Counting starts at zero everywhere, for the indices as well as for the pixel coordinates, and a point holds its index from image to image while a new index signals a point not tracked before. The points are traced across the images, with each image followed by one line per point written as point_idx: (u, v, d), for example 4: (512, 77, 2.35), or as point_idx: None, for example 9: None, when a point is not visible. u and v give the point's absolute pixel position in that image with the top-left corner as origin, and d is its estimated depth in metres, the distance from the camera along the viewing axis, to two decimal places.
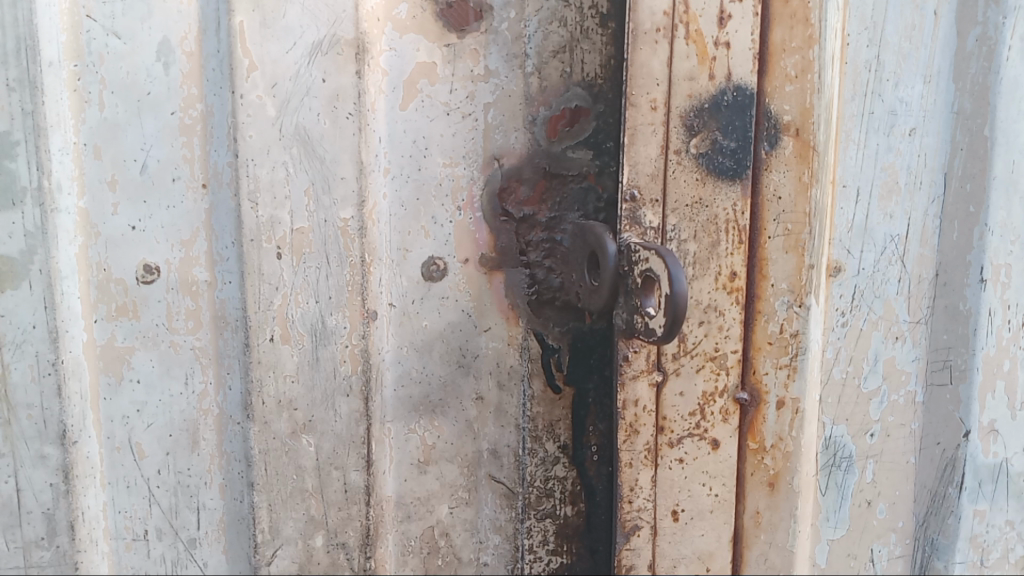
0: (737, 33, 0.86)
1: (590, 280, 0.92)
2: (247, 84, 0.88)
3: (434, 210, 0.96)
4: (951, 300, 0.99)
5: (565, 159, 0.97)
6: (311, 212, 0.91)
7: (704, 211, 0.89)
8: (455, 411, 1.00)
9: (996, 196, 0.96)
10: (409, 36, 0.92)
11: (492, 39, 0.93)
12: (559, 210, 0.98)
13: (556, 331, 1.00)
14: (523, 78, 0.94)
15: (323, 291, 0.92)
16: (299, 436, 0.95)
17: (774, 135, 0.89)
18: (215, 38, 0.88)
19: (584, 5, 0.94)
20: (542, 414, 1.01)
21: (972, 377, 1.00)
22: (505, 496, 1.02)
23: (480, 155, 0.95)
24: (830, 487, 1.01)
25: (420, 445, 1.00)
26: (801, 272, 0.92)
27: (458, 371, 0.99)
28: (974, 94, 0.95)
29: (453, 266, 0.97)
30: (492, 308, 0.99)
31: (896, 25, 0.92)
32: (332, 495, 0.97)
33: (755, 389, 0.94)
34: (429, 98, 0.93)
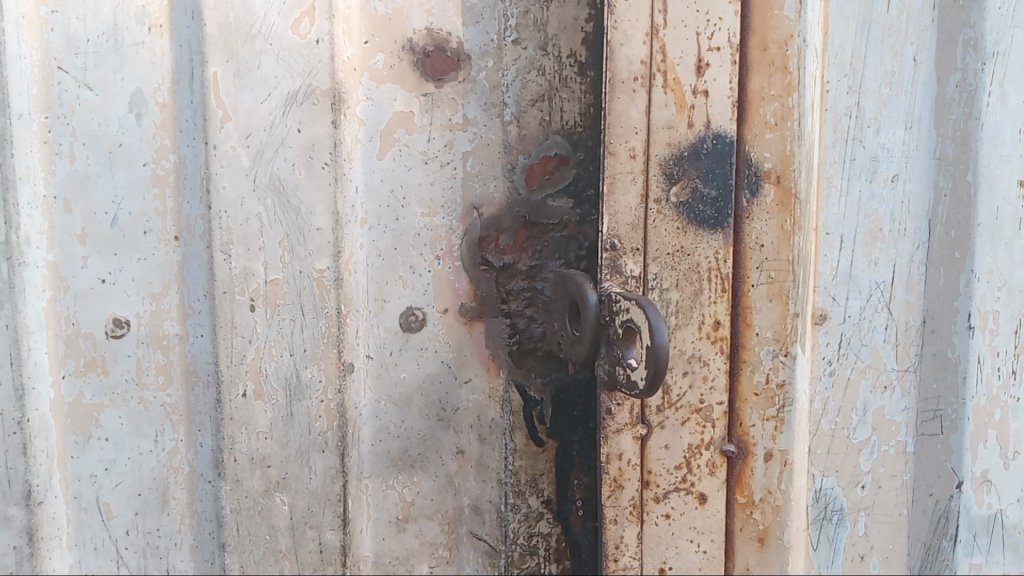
0: (716, 82, 0.86)
1: (572, 331, 0.90)
2: (220, 135, 0.87)
3: (412, 260, 0.94)
4: (940, 347, 0.97)
5: (545, 208, 0.96)
6: (285, 263, 0.90)
7: (686, 259, 0.88)
8: (435, 465, 0.97)
9: (981, 242, 0.96)
10: (386, 86, 0.91)
11: (470, 88, 0.92)
12: (539, 258, 0.96)
13: (538, 382, 0.97)
14: (501, 127, 0.94)
15: (297, 343, 0.91)
16: (273, 494, 0.93)
17: (755, 182, 0.88)
18: (189, 89, 0.88)
19: (563, 54, 0.93)
20: (524, 468, 0.98)
21: (963, 426, 0.98)
22: (487, 554, 1.00)
23: (459, 204, 0.94)
24: (822, 541, 0.99)
25: (398, 502, 0.97)
26: (786, 320, 0.90)
27: (438, 425, 0.97)
28: (956, 140, 0.94)
29: (432, 317, 0.95)
30: (472, 359, 0.97)
31: (875, 72, 0.92)
32: (307, 556, 0.94)
33: (742, 441, 0.91)
34: (406, 147, 0.92)
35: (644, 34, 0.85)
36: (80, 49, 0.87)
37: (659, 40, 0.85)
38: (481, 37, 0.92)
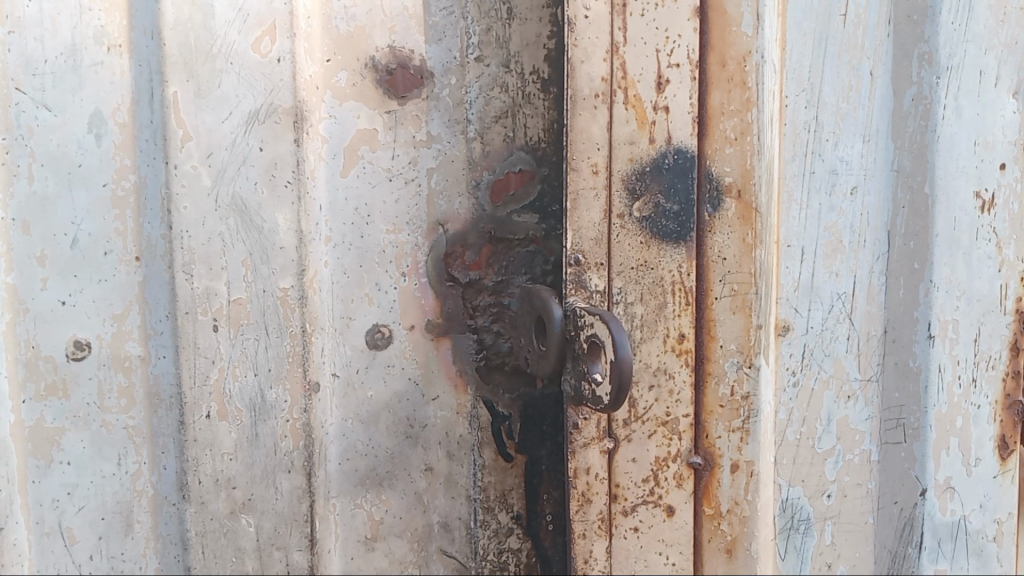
0: (676, 98, 0.87)
1: (538, 346, 0.90)
2: (181, 155, 0.87)
3: (378, 277, 0.94)
4: (902, 356, 0.98)
5: (510, 223, 0.96)
6: (249, 282, 0.89)
7: (649, 273, 0.89)
8: (403, 483, 0.97)
9: (939, 253, 0.97)
10: (349, 104, 0.91)
11: (433, 105, 0.93)
12: (506, 273, 0.96)
13: (506, 398, 0.98)
14: (465, 143, 0.94)
15: (262, 363, 0.90)
16: (238, 515, 0.92)
17: (717, 197, 0.89)
18: (149, 109, 0.87)
19: (526, 70, 0.94)
20: (493, 483, 0.98)
21: (925, 434, 1.00)
22: (457, 571, 1.00)
23: (424, 221, 0.94)
24: (789, 551, 0.99)
25: (367, 520, 0.97)
26: (750, 332, 0.90)
27: (406, 442, 0.96)
28: (913, 152, 0.96)
29: (399, 334, 0.95)
30: (440, 376, 0.97)
31: (832, 86, 0.93)
32: None
33: (709, 453, 0.92)
34: (371, 164, 0.92)
35: (604, 51, 0.86)
36: (38, 69, 0.86)
37: (619, 57, 0.86)
38: (444, 54, 0.92)
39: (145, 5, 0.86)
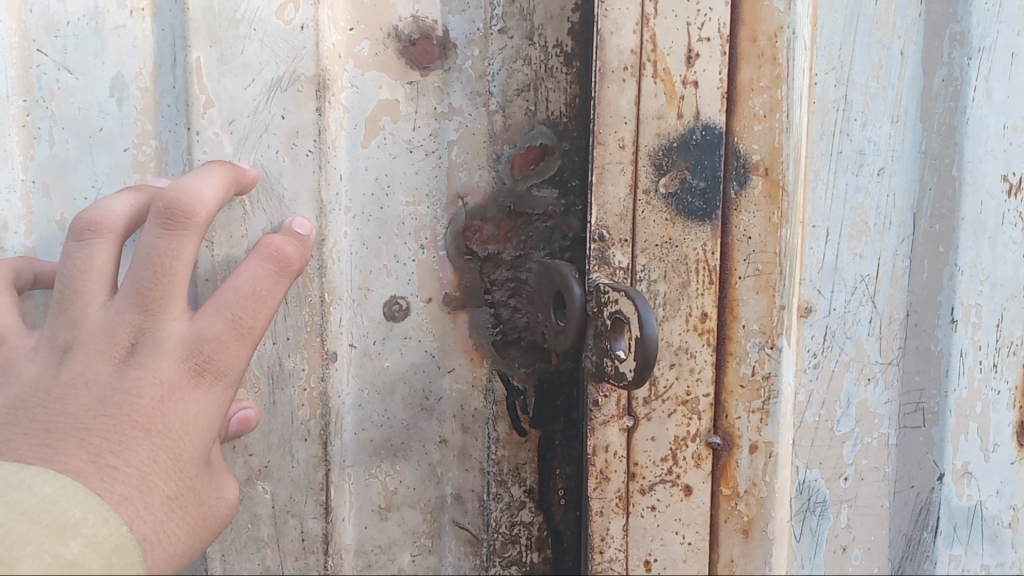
0: (706, 72, 0.86)
1: (556, 321, 0.89)
2: (203, 121, 0.85)
3: (397, 249, 0.93)
4: (923, 340, 0.97)
5: (530, 198, 0.95)
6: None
7: (673, 251, 0.88)
8: (417, 454, 0.97)
9: (964, 236, 0.96)
10: (370, 73, 0.90)
11: (455, 76, 0.92)
12: (524, 248, 0.95)
13: (521, 372, 0.97)
14: (487, 116, 0.93)
15: (280, 331, 0.90)
16: (255, 482, 0.92)
17: (743, 174, 0.88)
18: (170, 75, 0.87)
19: (551, 44, 0.92)
20: (507, 457, 0.97)
21: (945, 418, 0.98)
22: (469, 543, 1.00)
23: (443, 192, 0.93)
24: (804, 533, 0.99)
25: (381, 490, 0.97)
26: (773, 313, 0.90)
27: (420, 413, 0.97)
28: (942, 134, 0.94)
29: (416, 306, 0.95)
30: (456, 348, 0.96)
31: (863, 65, 0.92)
32: (288, 544, 0.94)
33: (728, 433, 0.91)
34: (392, 135, 0.91)
35: (634, 23, 0.84)
36: (60, 32, 0.85)
37: (649, 30, 0.85)
38: (467, 25, 0.91)
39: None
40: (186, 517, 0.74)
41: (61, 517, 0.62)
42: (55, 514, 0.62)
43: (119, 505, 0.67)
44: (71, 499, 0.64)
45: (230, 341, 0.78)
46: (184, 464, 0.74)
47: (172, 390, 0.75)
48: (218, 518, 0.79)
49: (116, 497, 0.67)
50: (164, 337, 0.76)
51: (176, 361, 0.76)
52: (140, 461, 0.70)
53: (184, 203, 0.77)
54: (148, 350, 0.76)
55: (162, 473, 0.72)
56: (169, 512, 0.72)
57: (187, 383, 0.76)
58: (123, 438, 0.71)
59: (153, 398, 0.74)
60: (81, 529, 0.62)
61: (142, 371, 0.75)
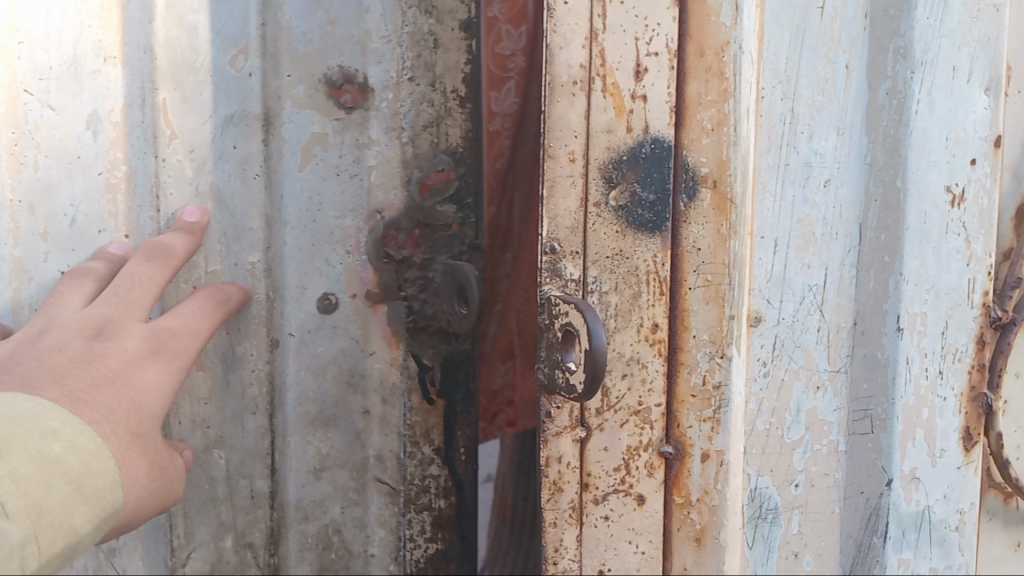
0: (654, 87, 0.87)
1: (459, 308, 1.05)
2: (168, 149, 0.98)
3: (327, 254, 1.03)
4: (870, 348, 0.99)
5: (435, 213, 1.04)
6: (222, 256, 1.01)
7: (624, 262, 0.89)
8: (345, 422, 1.07)
9: (909, 246, 0.97)
10: (302, 112, 1.00)
11: (373, 114, 1.01)
12: (431, 252, 1.05)
13: (429, 352, 1.06)
14: (399, 146, 1.02)
15: (232, 322, 1.02)
16: (211, 450, 1.05)
17: (692, 187, 0.89)
18: (140, 111, 0.97)
19: (452, 88, 1.02)
20: (419, 422, 1.07)
21: (892, 425, 1.00)
22: (388, 494, 1.09)
23: (363, 207, 1.03)
24: (757, 540, 1.00)
25: (315, 454, 1.07)
26: (722, 323, 0.91)
27: (348, 388, 1.06)
28: (886, 146, 0.96)
29: (344, 301, 1.04)
30: (376, 335, 1.05)
31: (809, 79, 0.93)
32: (240, 501, 1.07)
33: (680, 442, 0.92)
34: (322, 161, 1.01)
35: (583, 38, 0.85)
36: (44, 74, 0.94)
37: (598, 44, 0.85)
38: (383, 74, 1.01)
39: (138, 19, 0.95)
40: (147, 460, 0.83)
41: (41, 424, 0.73)
42: (36, 422, 0.73)
43: (93, 424, 0.77)
44: (50, 413, 0.75)
45: (183, 333, 0.91)
46: (146, 412, 0.84)
47: (135, 359, 0.86)
48: (172, 488, 0.87)
49: (90, 417, 0.77)
50: (124, 329, 0.87)
51: (138, 338, 0.87)
52: (108, 402, 0.80)
53: (160, 243, 0.94)
54: (114, 331, 0.87)
55: (127, 412, 0.82)
56: (134, 447, 0.81)
57: (147, 356, 0.87)
58: (94, 383, 0.81)
59: (116, 364, 0.84)
60: (60, 436, 0.73)
61: (109, 343, 0.86)
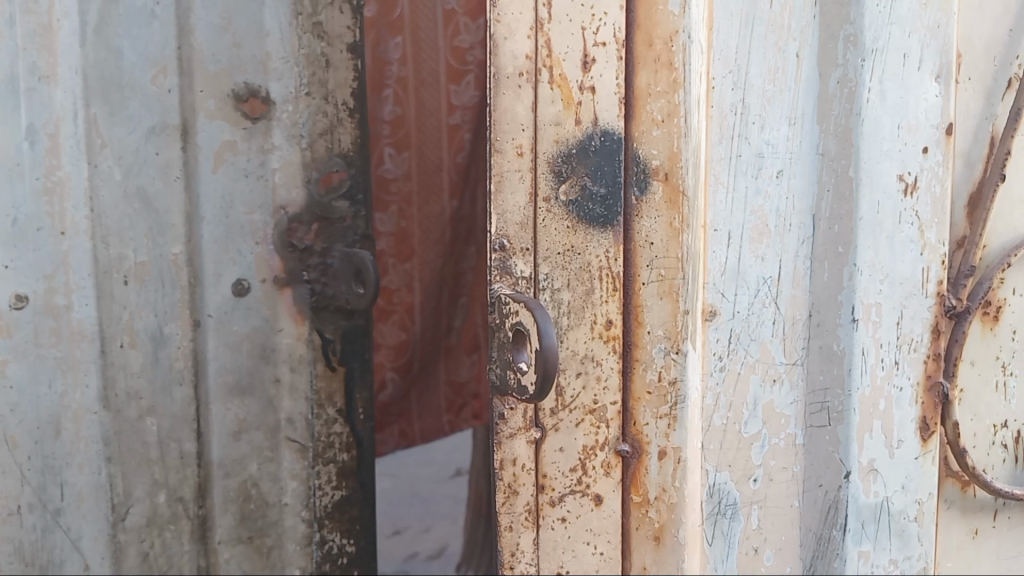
0: (602, 78, 0.85)
1: (357, 289, 1.24)
2: (100, 156, 1.08)
3: (239, 245, 1.19)
4: (826, 340, 0.98)
5: (331, 208, 1.23)
6: (148, 249, 1.13)
7: (576, 258, 0.87)
8: (259, 392, 1.23)
9: (863, 236, 0.96)
10: (213, 122, 1.15)
11: (275, 125, 1.19)
12: (328, 242, 1.24)
13: (330, 328, 1.26)
14: (300, 151, 1.21)
15: (160, 307, 1.14)
16: (144, 418, 1.15)
17: (643, 180, 0.88)
18: (73, 124, 1.06)
19: (340, 103, 1.22)
20: (323, 387, 1.26)
21: (850, 417, 0.99)
22: (299, 451, 1.27)
23: (269, 203, 1.20)
24: (717, 536, 0.99)
25: (234, 419, 1.22)
26: (676, 317, 0.89)
27: (261, 361, 1.23)
28: (838, 136, 0.95)
29: (256, 284, 1.21)
30: (285, 314, 1.23)
31: (759, 68, 0.92)
32: (171, 460, 1.18)
33: (636, 440, 0.91)
34: (233, 163, 1.17)
35: (528, 28, 0.83)
36: None
37: (544, 34, 0.83)
38: (283, 89, 1.19)
39: (70, 45, 1.05)
40: None
41: None
42: None
43: None
44: None
45: None
46: None
47: None
48: None
49: None
50: None
51: None
52: None
53: None
54: None
55: None
56: None
57: None
58: None
59: None
60: None
61: None
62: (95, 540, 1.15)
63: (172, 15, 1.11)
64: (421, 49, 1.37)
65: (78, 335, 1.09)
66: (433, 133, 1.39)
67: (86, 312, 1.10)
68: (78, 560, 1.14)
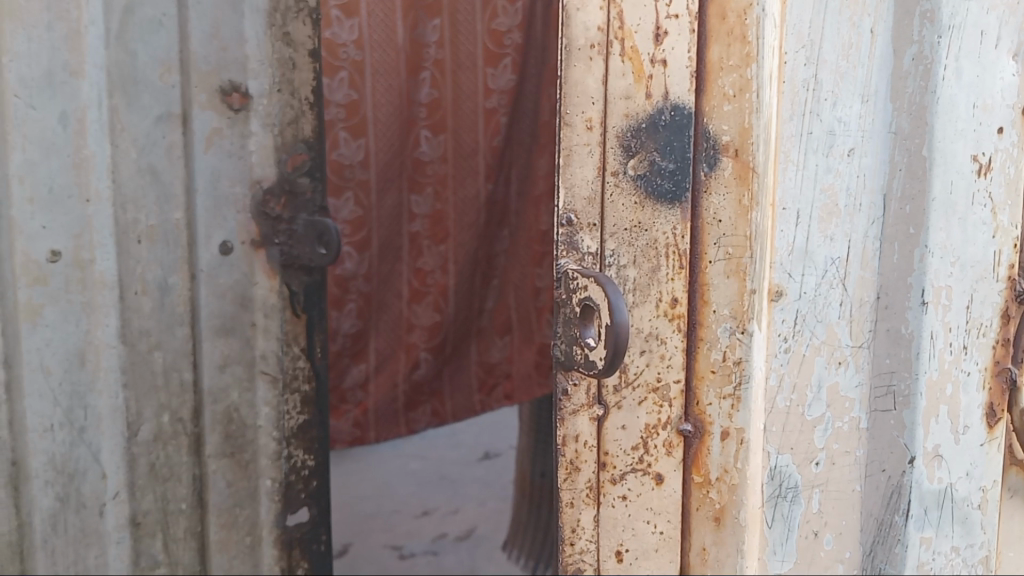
0: (674, 51, 0.83)
1: (323, 253, 1.22)
2: (133, 121, 1.09)
3: (225, 214, 1.18)
4: (894, 323, 0.96)
5: (297, 184, 1.22)
6: (156, 214, 1.12)
7: (643, 235, 0.86)
8: (240, 331, 1.21)
9: (936, 217, 0.95)
10: (204, 114, 1.14)
11: (251, 115, 1.17)
12: (293, 210, 1.22)
13: (298, 283, 1.24)
14: (273, 136, 1.19)
15: (167, 264, 1.14)
16: (152, 351, 1.15)
17: (713, 156, 0.86)
18: (98, 112, 1.07)
19: (305, 97, 1.21)
20: (292, 331, 1.25)
21: (916, 401, 0.98)
22: (272, 382, 1.25)
23: (247, 179, 1.19)
24: (777, 519, 0.98)
25: (220, 355, 1.20)
26: (743, 296, 0.88)
27: (240, 307, 1.21)
28: (912, 114, 0.93)
29: (237, 249, 1.19)
30: (261, 271, 1.22)
31: (833, 43, 0.89)
32: (173, 386, 1.17)
33: (699, 420, 0.90)
34: (223, 146, 1.16)
35: None
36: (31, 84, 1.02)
37: (616, 6, 0.82)
38: (261, 83, 1.17)
39: (95, 46, 1.05)
40: None
41: None
42: None
43: None
44: None
45: None
46: None
47: None
48: None
49: None
50: None
51: None
52: None
53: None
54: None
55: None
56: None
57: None
58: None
59: None
60: None
61: None
62: (113, 451, 1.14)
63: (177, 24, 1.10)
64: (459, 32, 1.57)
65: (99, 283, 1.09)
66: (470, 115, 1.63)
67: (108, 264, 1.10)
68: (98, 470, 1.13)
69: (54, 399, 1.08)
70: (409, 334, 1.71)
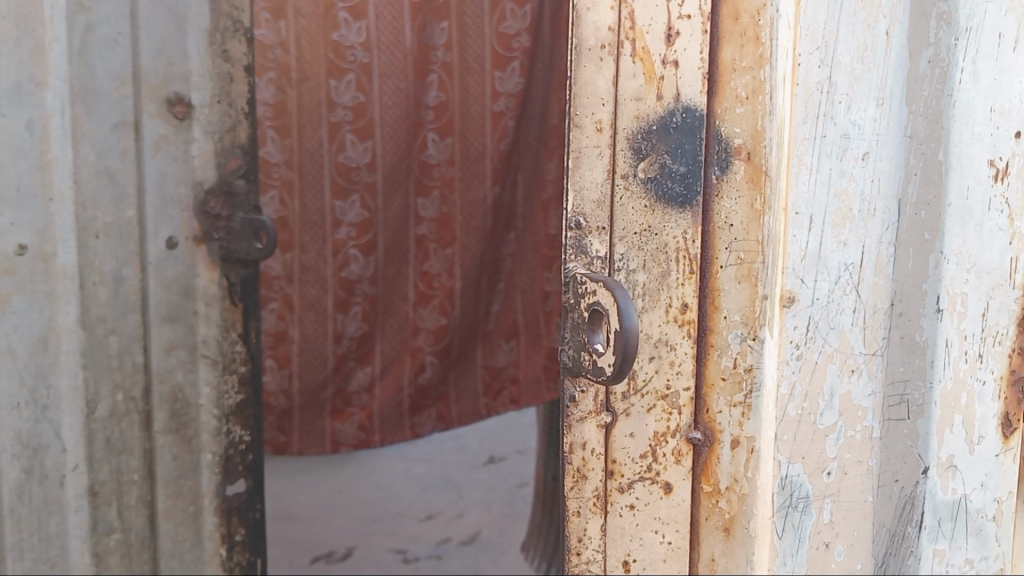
0: (686, 51, 0.82)
1: (259, 246, 1.31)
2: (97, 121, 1.17)
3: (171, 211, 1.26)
4: (908, 331, 0.94)
5: (233, 184, 1.29)
6: (112, 211, 1.20)
7: (653, 239, 0.85)
8: (186, 321, 1.29)
9: (951, 224, 0.93)
10: (153, 122, 1.22)
11: (194, 123, 1.26)
12: (231, 208, 1.30)
13: (237, 273, 1.32)
14: (212, 142, 1.28)
15: (123, 258, 1.22)
16: (109, 335, 1.22)
17: (724, 159, 0.84)
18: (60, 120, 1.13)
19: (242, 109, 1.29)
20: (233, 317, 1.33)
21: (930, 411, 0.96)
22: (212, 364, 1.32)
23: (189, 181, 1.27)
24: (787, 529, 0.96)
25: (165, 342, 1.27)
26: (754, 303, 0.86)
27: (183, 297, 1.28)
28: (928, 118, 0.91)
29: (183, 244, 1.28)
30: (202, 264, 1.29)
31: (847, 45, 0.87)
32: (128, 364, 1.24)
33: (709, 428, 0.88)
34: (171, 148, 1.24)
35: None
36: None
37: (628, 6, 0.80)
38: (205, 97, 1.26)
39: (59, 61, 1.12)
40: None
41: None
42: None
43: None
44: None
45: None
46: None
47: None
48: None
49: None
50: None
51: None
52: None
53: None
54: None
55: None
56: None
57: None
58: None
59: None
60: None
61: None
62: (73, 427, 1.21)
63: (130, 42, 1.18)
64: (467, 34, 1.62)
65: (63, 272, 1.17)
66: (477, 119, 1.72)
67: (70, 256, 1.17)
68: (59, 444, 1.20)
69: (21, 380, 1.15)
70: (415, 338, 1.85)
